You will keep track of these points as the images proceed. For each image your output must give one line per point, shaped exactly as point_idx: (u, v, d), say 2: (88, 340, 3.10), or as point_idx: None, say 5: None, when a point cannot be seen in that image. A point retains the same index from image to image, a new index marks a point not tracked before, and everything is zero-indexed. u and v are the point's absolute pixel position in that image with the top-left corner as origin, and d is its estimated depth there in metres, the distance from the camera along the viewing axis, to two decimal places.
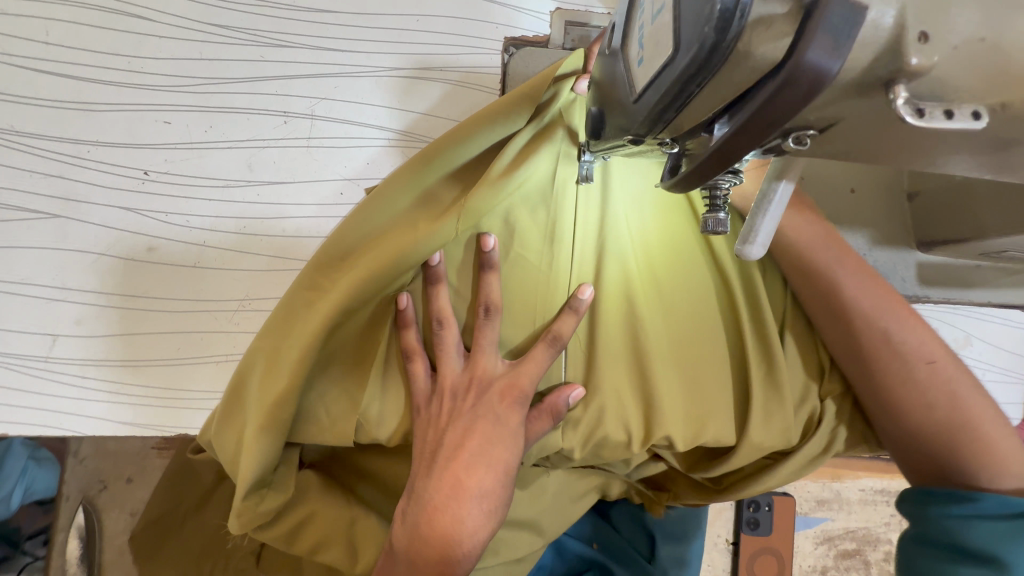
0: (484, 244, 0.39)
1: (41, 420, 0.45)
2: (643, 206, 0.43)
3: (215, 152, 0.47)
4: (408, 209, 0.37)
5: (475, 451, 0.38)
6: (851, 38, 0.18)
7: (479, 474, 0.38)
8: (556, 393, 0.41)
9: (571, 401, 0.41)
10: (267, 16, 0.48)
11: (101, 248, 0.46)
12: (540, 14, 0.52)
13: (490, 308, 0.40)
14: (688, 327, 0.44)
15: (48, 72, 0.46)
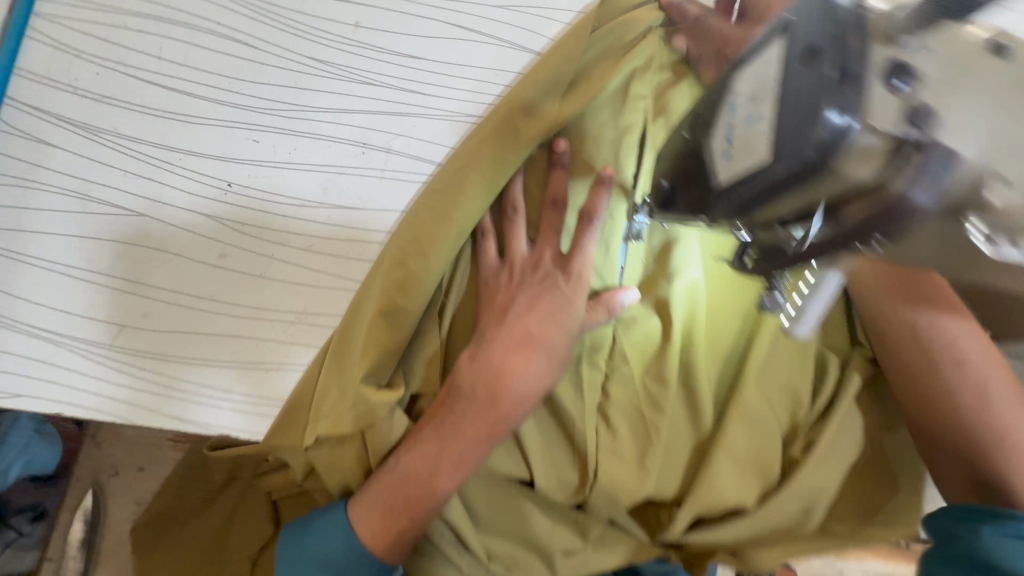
0: (557, 145, 0.48)
1: (90, 405, 0.46)
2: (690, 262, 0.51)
3: (294, 173, 0.50)
4: (495, 131, 0.47)
5: (535, 316, 0.46)
6: (948, 182, 0.21)
7: (545, 335, 0.45)
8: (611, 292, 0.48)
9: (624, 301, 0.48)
10: (360, 55, 0.52)
11: (178, 249, 0.48)
12: None
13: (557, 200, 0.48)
14: (718, 337, 0.51)
15: (155, 83, 0.49)
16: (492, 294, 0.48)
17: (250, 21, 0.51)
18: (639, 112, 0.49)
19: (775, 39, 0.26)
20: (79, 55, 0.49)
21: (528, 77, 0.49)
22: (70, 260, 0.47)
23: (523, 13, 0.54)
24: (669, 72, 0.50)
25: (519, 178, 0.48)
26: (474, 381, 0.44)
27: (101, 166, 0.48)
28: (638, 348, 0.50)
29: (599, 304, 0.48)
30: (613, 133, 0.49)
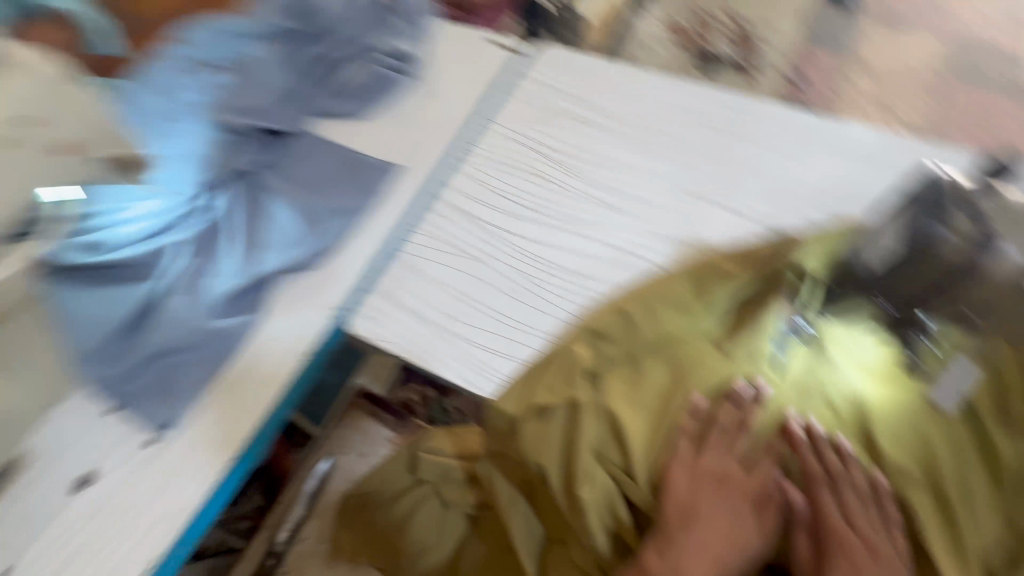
0: (603, 352, 0.72)
1: (421, 357, 0.78)
2: (857, 366, 0.67)
3: (568, 255, 0.83)
4: (570, 382, 0.69)
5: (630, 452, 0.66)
6: None
7: (586, 505, 0.65)
8: (647, 401, 0.69)
9: (653, 394, 0.70)
10: (620, 200, 0.87)
11: (492, 282, 0.82)
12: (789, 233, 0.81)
13: (629, 386, 0.70)
14: (893, 425, 0.62)
15: (506, 198, 0.90)
16: (574, 473, 0.66)
17: (566, 176, 0.91)
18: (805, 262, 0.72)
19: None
20: (472, 180, 0.92)
21: (591, 354, 0.71)
22: (435, 275, 0.84)
23: (725, 192, 0.86)
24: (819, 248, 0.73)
25: (582, 398, 0.68)
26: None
27: (467, 232, 0.87)
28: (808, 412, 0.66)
29: (733, 399, 0.67)
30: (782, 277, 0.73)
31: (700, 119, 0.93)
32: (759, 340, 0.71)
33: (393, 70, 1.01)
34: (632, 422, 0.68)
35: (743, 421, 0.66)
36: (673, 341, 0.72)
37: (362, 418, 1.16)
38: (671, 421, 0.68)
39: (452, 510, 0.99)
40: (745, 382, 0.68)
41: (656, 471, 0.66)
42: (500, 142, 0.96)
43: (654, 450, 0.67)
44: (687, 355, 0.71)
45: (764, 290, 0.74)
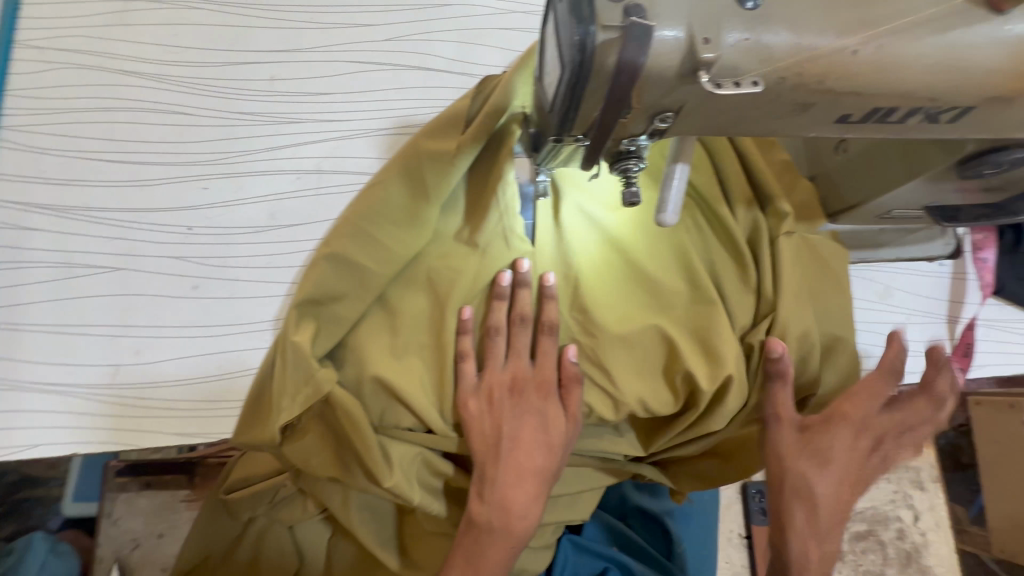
0: (336, 314, 0.55)
1: (104, 438, 0.54)
2: (602, 203, 0.60)
3: (243, 206, 0.60)
4: (302, 380, 0.51)
5: (414, 412, 0.55)
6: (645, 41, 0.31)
7: (399, 488, 0.55)
8: (415, 342, 0.57)
9: (418, 330, 0.57)
10: (279, 101, 0.62)
11: (156, 290, 0.57)
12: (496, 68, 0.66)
13: (389, 334, 0.57)
14: (646, 252, 0.58)
15: (113, 161, 0.59)
16: (365, 468, 0.54)
17: (186, 94, 0.61)
18: (522, 92, 0.55)
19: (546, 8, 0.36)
20: (48, 154, 0.59)
21: (317, 329, 0.54)
22: (62, 320, 0.56)
23: (407, 41, 0.65)
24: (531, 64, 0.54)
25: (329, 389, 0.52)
26: (519, 520, 0.54)
27: (81, 237, 0.57)
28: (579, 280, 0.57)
29: (498, 297, 0.57)
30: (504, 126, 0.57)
31: None
32: (506, 216, 0.59)
33: None
34: (406, 377, 0.55)
35: (517, 317, 0.57)
36: (416, 261, 0.59)
37: (137, 497, 0.88)
38: (447, 353, 0.57)
39: (294, 527, 0.83)
40: (506, 274, 0.57)
41: (455, 413, 0.57)
42: (62, 78, 0.60)
43: (441, 393, 0.57)
44: (436, 270, 0.58)
45: (490, 153, 0.60)
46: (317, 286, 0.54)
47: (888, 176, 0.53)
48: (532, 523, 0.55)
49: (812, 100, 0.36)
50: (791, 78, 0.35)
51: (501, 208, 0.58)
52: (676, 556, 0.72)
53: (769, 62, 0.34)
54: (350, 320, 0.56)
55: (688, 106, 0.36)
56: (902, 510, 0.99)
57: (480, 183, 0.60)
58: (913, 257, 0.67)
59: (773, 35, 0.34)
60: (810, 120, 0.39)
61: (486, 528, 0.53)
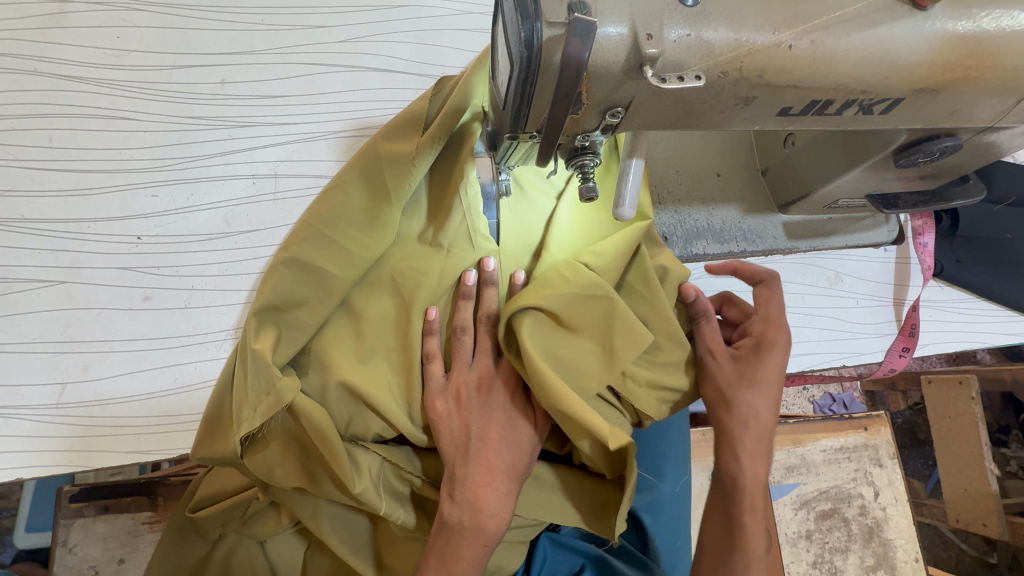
0: (297, 320, 0.54)
1: (53, 460, 0.52)
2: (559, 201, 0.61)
3: (195, 213, 0.58)
4: (264, 387, 0.50)
5: (383, 414, 0.54)
6: (589, 37, 0.32)
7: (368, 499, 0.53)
8: (381, 345, 0.57)
9: (383, 333, 0.57)
10: (230, 104, 0.61)
11: (104, 302, 0.55)
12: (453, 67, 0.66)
13: (353, 341, 0.56)
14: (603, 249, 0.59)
15: (52, 169, 0.56)
16: (333, 475, 0.53)
17: (132, 99, 0.59)
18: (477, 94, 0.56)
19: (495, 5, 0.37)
20: None
21: (277, 335, 0.52)
22: (1, 338, 0.53)
23: (362, 42, 0.64)
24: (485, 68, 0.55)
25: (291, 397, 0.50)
26: (491, 519, 0.52)
27: (19, 250, 0.54)
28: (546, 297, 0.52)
29: (462, 295, 0.57)
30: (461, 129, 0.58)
31: None
32: (471, 215, 0.58)
33: None
34: (371, 380, 0.55)
35: (483, 313, 0.57)
36: (379, 263, 0.58)
37: (94, 522, 0.83)
38: (413, 355, 0.56)
39: (270, 540, 0.81)
40: (471, 272, 0.57)
41: (423, 413, 0.56)
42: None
43: (409, 394, 0.56)
44: (400, 272, 0.58)
45: (450, 154, 0.60)
46: (276, 291, 0.52)
47: (831, 167, 0.56)
48: (504, 520, 0.53)
49: (752, 94, 0.38)
50: (731, 72, 0.37)
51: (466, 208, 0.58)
52: (652, 550, 0.72)
53: (710, 58, 0.36)
54: (312, 326, 0.55)
55: (636, 101, 0.37)
56: (864, 488, 1.03)
57: (440, 182, 0.60)
58: (860, 244, 0.71)
59: (712, 31, 0.35)
60: (753, 114, 0.40)
61: (457, 527, 0.52)
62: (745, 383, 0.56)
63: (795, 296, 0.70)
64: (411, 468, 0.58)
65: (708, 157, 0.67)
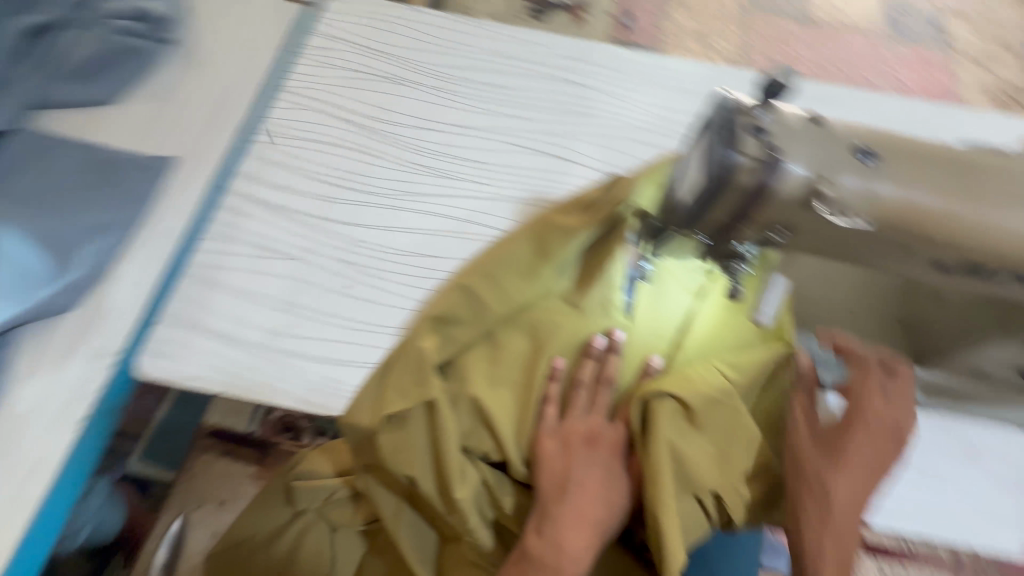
0: (453, 334, 0.64)
1: (236, 386, 0.64)
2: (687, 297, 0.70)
3: (398, 232, 0.73)
4: (416, 380, 0.60)
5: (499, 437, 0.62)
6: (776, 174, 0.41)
7: (465, 505, 0.60)
8: (510, 376, 0.66)
9: (515, 366, 0.66)
10: (447, 159, 0.78)
11: (316, 280, 0.70)
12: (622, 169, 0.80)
13: (488, 367, 0.65)
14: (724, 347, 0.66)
15: (313, 176, 0.75)
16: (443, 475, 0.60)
17: (381, 140, 0.78)
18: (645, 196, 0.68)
19: (697, 134, 0.47)
20: (270, 163, 0.76)
21: (436, 342, 0.63)
22: (239, 285, 0.69)
23: (557, 137, 0.81)
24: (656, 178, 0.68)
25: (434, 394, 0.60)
26: (569, 564, 0.55)
27: (272, 225, 0.72)
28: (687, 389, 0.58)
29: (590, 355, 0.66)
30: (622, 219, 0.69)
31: (517, 56, 0.85)
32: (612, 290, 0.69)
33: (136, 34, 0.79)
34: (496, 402, 0.63)
35: (605, 375, 0.65)
36: (526, 308, 0.69)
37: (214, 461, 0.97)
38: (535, 393, 0.64)
39: (340, 532, 0.90)
40: (600, 337, 0.67)
41: (530, 447, 0.63)
42: (300, 111, 0.79)
43: (522, 425, 0.63)
44: (541, 321, 0.68)
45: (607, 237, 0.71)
46: (447, 307, 0.64)
47: None
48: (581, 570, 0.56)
49: (911, 245, 0.44)
50: (895, 223, 0.43)
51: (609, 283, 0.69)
52: None
53: (878, 209, 0.42)
54: (462, 343, 0.65)
55: (803, 227, 0.45)
56: None
57: (593, 257, 0.71)
58: (1001, 421, 0.68)
59: (885, 187, 0.42)
60: (908, 261, 0.45)
61: (538, 561, 0.56)
62: (828, 459, 0.58)
63: (918, 454, 0.67)
64: (503, 494, 0.63)
65: (842, 298, 0.68)
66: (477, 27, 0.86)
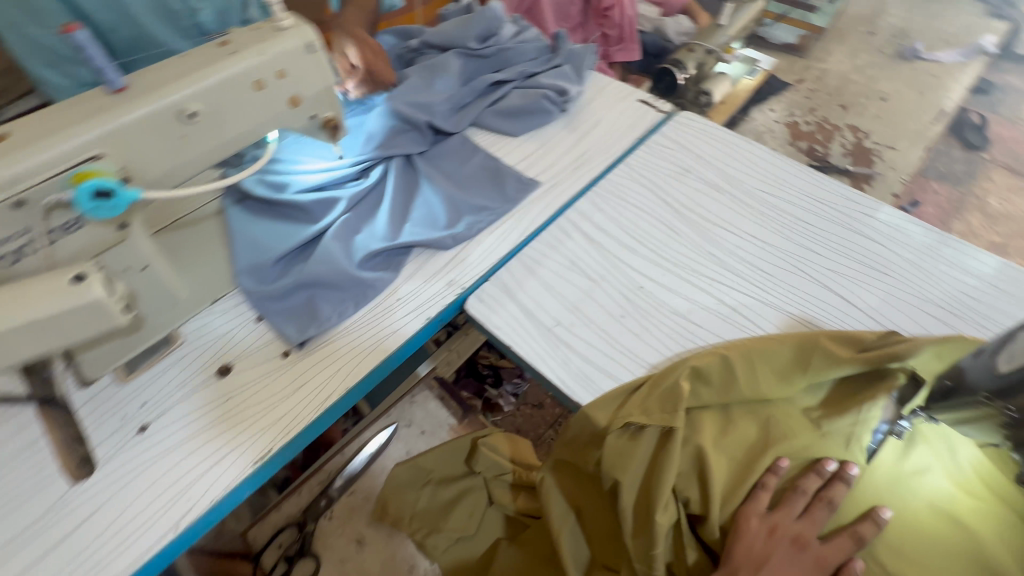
0: (701, 389, 0.74)
1: (520, 344, 0.84)
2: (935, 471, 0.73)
3: (675, 292, 0.89)
4: (663, 409, 0.72)
5: (710, 492, 0.69)
6: None
7: (659, 531, 0.67)
8: (736, 450, 0.72)
9: (743, 444, 0.73)
10: (733, 257, 0.93)
11: (601, 298, 0.89)
12: (899, 326, 0.84)
13: (721, 430, 0.73)
14: (966, 537, 0.67)
15: (626, 229, 0.98)
16: (650, 497, 0.70)
17: (685, 224, 0.98)
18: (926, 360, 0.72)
19: None
20: (599, 210, 1.00)
21: (689, 387, 0.74)
22: (548, 278, 0.91)
23: (839, 277, 0.90)
24: (948, 351, 0.72)
25: (673, 426, 0.71)
26: None
27: (586, 249, 0.95)
28: (886, 548, 0.67)
29: (818, 471, 0.70)
30: (895, 371, 0.74)
31: (819, 208, 1.00)
32: (865, 429, 0.73)
33: (551, 99, 1.13)
34: (717, 462, 0.71)
35: (828, 495, 0.68)
36: (768, 402, 0.75)
37: (430, 399, 1.21)
38: (754, 474, 0.70)
39: (493, 508, 1.06)
40: (834, 462, 0.71)
41: (730, 516, 0.69)
42: (632, 184, 1.04)
43: (732, 495, 0.70)
44: (779, 419, 0.74)
45: (870, 379, 0.76)
46: (707, 366, 0.75)
47: None
48: None
49: None
50: None
51: (864, 422, 0.73)
52: None
53: None
54: (705, 399, 0.74)
55: None
56: None
57: (847, 390, 0.76)
58: None
59: None
60: None
61: None
62: None
63: None
64: (687, 546, 0.70)
65: None
66: (791, 178, 1.05)
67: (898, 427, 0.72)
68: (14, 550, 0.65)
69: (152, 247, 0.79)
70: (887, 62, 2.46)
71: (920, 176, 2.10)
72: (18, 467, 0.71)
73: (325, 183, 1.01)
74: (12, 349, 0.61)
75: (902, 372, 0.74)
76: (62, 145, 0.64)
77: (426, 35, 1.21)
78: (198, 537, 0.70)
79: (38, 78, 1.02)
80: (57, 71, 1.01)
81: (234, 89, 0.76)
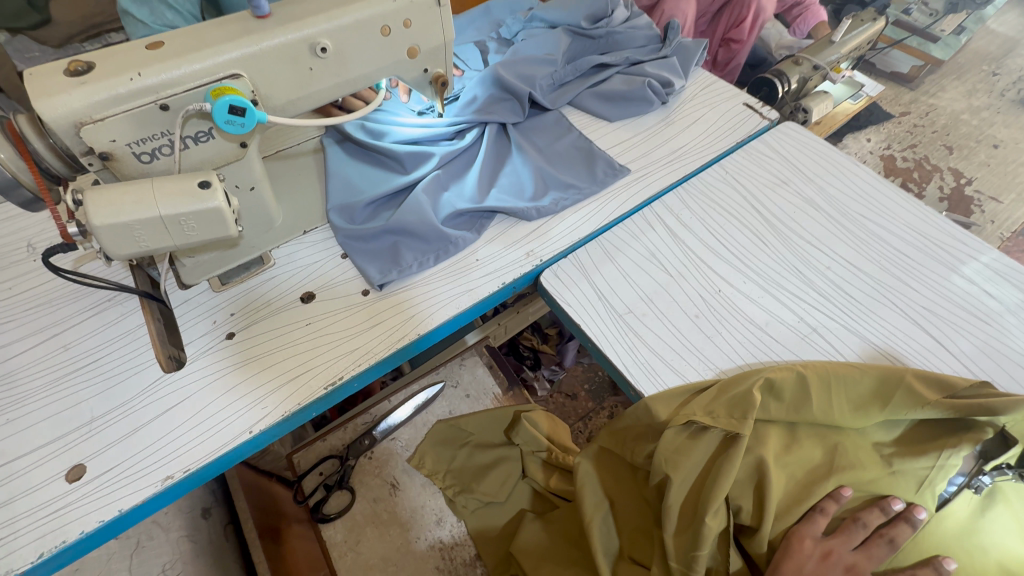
0: (770, 401, 0.73)
1: (590, 325, 0.84)
2: (1003, 532, 0.71)
3: (754, 302, 0.87)
4: (729, 415, 0.71)
5: (765, 506, 0.68)
6: None
7: (707, 534, 0.67)
8: (796, 470, 0.71)
9: (805, 465, 0.71)
10: (820, 278, 0.90)
11: (676, 295, 0.87)
12: (991, 376, 0.79)
13: (786, 447, 0.72)
14: None
15: (712, 231, 0.96)
16: (702, 499, 0.69)
17: (773, 236, 0.95)
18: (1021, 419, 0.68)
19: None
20: (687, 207, 0.99)
21: (759, 397, 0.72)
22: (625, 265, 0.91)
23: (933, 316, 0.85)
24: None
25: (739, 433, 0.69)
26: None
27: (668, 243, 0.93)
28: None
29: (882, 508, 0.68)
30: (986, 424, 0.70)
31: (923, 244, 0.94)
32: (942, 478, 0.70)
33: (653, 89, 1.11)
34: (777, 477, 0.69)
35: (889, 534, 0.67)
36: (839, 430, 0.73)
37: (478, 365, 1.23)
38: (812, 497, 0.69)
39: (525, 480, 1.07)
40: (902, 502, 0.68)
41: (780, 533, 0.69)
42: (724, 187, 1.02)
43: (787, 513, 0.69)
44: (849, 448, 0.71)
45: (957, 428, 0.71)
46: (782, 380, 0.73)
47: None
48: None
49: None
50: None
51: (941, 471, 0.70)
52: None
53: None
54: (774, 412, 0.72)
55: None
56: None
57: (928, 434, 0.72)
58: None
59: None
60: None
61: None
62: None
63: None
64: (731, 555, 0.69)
65: None
66: (897, 208, 0.99)
67: (977, 481, 0.70)
68: (109, 421, 0.72)
69: (261, 170, 0.83)
70: (1006, 107, 2.27)
71: (1020, 236, 1.92)
72: (119, 350, 0.78)
73: (421, 137, 1.03)
74: (136, 240, 0.67)
75: (994, 427, 0.69)
76: (209, 60, 0.68)
77: (539, 7, 1.21)
78: (265, 446, 0.74)
79: (123, 10, 1.02)
80: (146, 9, 1.01)
81: (362, 32, 0.79)
